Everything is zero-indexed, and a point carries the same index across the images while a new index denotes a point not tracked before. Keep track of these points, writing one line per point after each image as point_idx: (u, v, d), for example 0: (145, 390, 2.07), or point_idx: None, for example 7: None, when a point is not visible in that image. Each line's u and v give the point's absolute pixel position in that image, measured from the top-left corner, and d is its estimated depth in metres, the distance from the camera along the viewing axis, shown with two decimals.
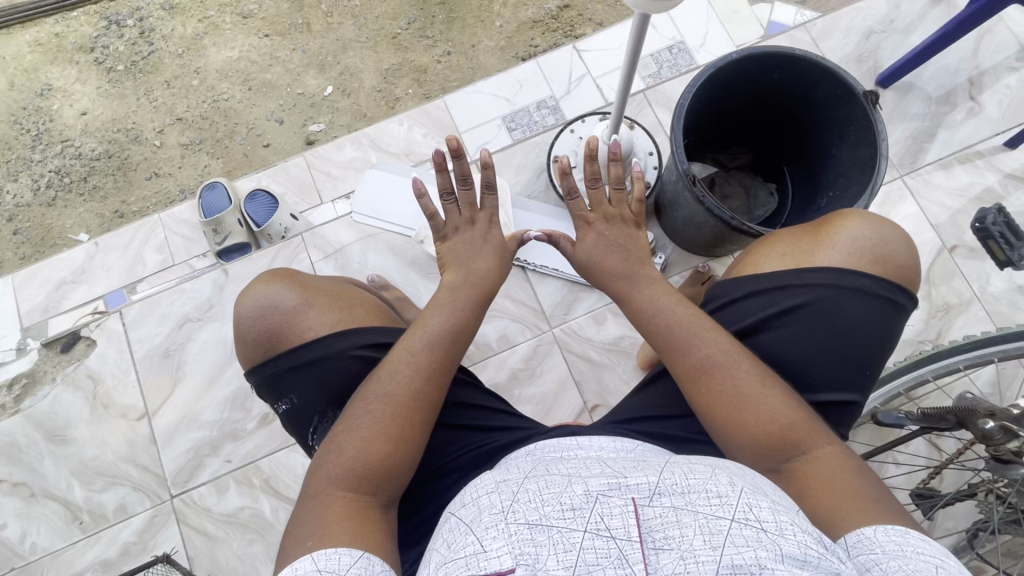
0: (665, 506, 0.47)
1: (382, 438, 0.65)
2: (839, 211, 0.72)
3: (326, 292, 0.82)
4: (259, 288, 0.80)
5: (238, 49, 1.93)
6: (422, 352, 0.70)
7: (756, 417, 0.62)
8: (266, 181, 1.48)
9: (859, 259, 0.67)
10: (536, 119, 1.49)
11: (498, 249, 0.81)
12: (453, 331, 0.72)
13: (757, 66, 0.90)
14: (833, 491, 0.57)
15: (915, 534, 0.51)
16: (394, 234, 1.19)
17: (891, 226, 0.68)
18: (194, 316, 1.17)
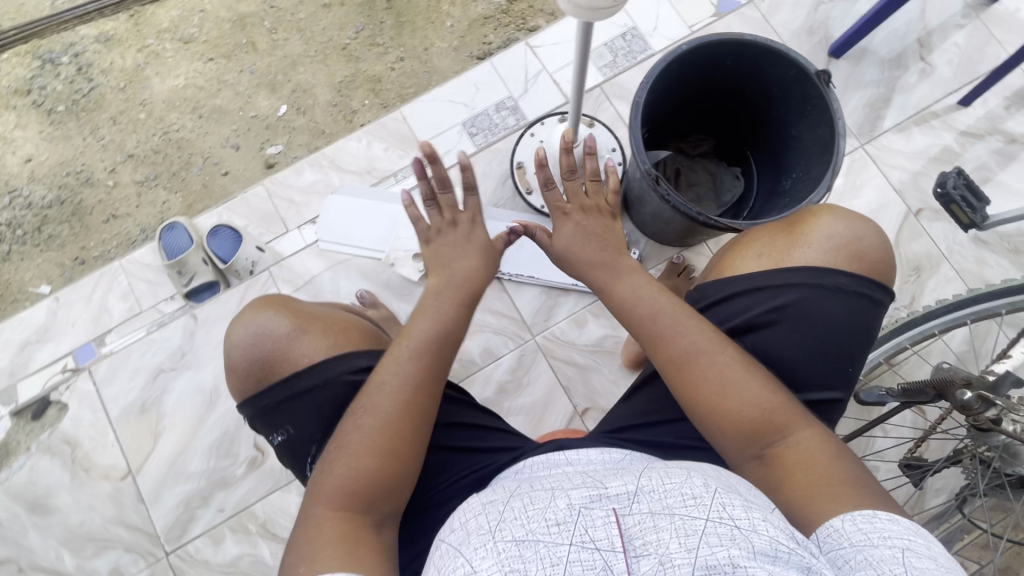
0: (645, 512, 0.47)
1: (372, 460, 0.63)
2: (811, 208, 0.72)
3: (323, 317, 0.80)
4: (249, 317, 0.77)
5: (183, 76, 1.86)
6: (409, 369, 0.67)
7: (747, 400, 0.62)
8: (227, 215, 1.43)
9: (835, 256, 0.67)
10: (497, 121, 1.47)
11: (483, 250, 0.77)
12: (440, 342, 0.70)
13: (709, 55, 0.89)
14: (815, 477, 0.57)
15: (883, 516, 0.52)
16: (364, 258, 1.16)
17: (863, 220, 0.69)
18: (167, 366, 1.13)
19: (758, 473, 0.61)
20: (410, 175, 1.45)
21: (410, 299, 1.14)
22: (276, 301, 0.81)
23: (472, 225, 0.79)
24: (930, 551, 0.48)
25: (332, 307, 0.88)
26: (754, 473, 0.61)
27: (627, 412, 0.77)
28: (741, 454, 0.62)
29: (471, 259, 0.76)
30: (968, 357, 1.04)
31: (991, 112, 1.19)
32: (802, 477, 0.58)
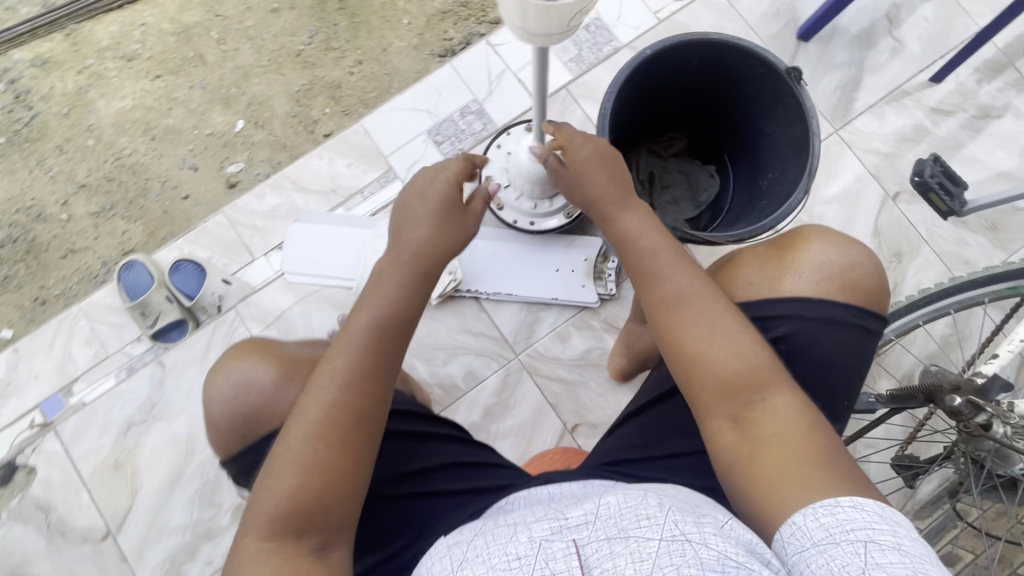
0: (602, 538, 0.49)
1: (326, 464, 0.57)
2: (803, 230, 0.69)
3: (314, 359, 0.70)
4: (234, 365, 0.68)
5: (130, 97, 1.76)
6: (364, 354, 0.62)
7: (717, 354, 0.60)
8: (189, 247, 1.36)
9: (828, 285, 0.64)
10: (463, 127, 1.41)
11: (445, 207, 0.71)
12: (397, 322, 0.65)
13: (675, 57, 0.84)
14: (783, 451, 0.55)
15: (845, 503, 0.50)
16: (334, 289, 1.12)
17: (853, 244, 0.66)
18: (138, 419, 1.08)
19: (726, 436, 0.59)
20: (378, 190, 1.39)
21: None
22: (259, 345, 0.72)
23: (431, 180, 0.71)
24: (894, 538, 0.47)
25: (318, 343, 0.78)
26: (722, 434, 0.59)
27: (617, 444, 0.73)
28: (711, 411, 0.60)
29: (427, 227, 0.69)
30: (950, 339, 1.05)
31: (962, 87, 1.17)
32: (770, 447, 0.56)
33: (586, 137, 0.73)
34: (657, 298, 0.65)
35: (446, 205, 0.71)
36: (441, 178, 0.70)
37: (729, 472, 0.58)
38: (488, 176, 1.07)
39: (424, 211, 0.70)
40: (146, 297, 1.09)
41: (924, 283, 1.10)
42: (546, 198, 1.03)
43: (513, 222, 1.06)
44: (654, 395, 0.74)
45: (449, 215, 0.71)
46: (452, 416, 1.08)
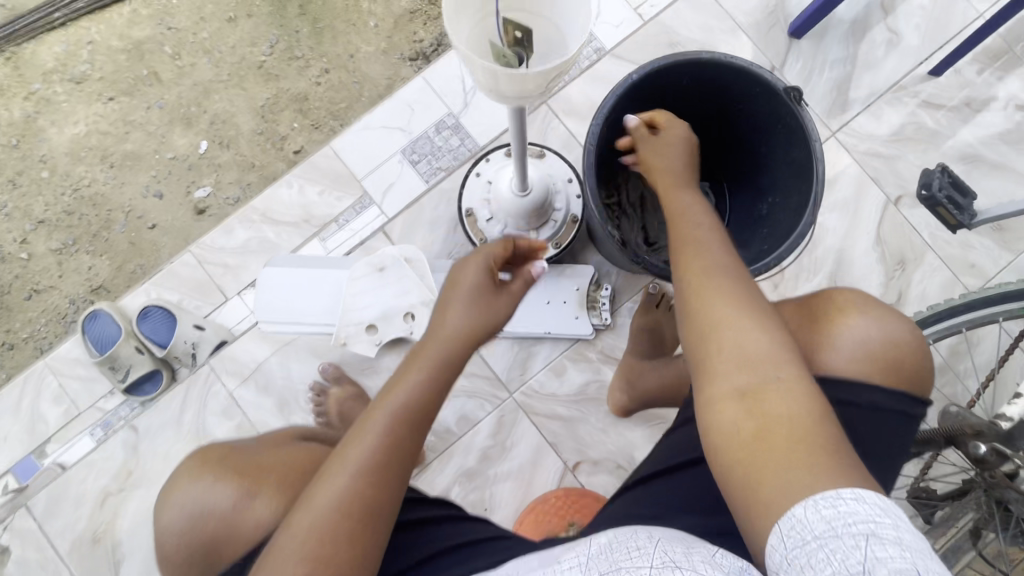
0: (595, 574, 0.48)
1: (326, 559, 0.47)
2: (839, 296, 0.61)
3: (279, 467, 0.61)
4: (185, 489, 0.61)
5: (83, 122, 1.64)
6: (387, 448, 0.51)
7: (741, 317, 0.52)
8: (157, 290, 1.28)
9: (869, 368, 0.57)
10: (439, 144, 1.31)
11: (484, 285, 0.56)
12: (428, 410, 0.53)
13: (663, 80, 0.77)
14: (791, 434, 0.46)
15: (845, 494, 0.42)
16: (312, 336, 1.05)
17: (896, 316, 0.59)
18: (115, 488, 1.02)
19: (727, 406, 0.49)
20: (354, 218, 1.29)
21: (372, 373, 1.05)
22: (220, 453, 0.64)
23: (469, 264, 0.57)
24: (896, 534, 0.40)
25: (283, 437, 0.69)
26: (723, 407, 0.50)
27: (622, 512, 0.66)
28: (717, 373, 0.51)
29: (466, 312, 0.55)
30: (958, 348, 1.03)
31: (963, 79, 1.10)
32: (776, 427, 0.46)
33: (685, 124, 0.75)
34: (696, 260, 0.58)
35: (477, 288, 0.56)
36: (473, 259, 0.56)
37: (721, 451, 0.49)
38: (469, 209, 1.00)
39: (462, 291, 0.55)
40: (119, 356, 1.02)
41: (930, 291, 1.05)
42: (532, 229, 0.96)
43: None
44: (662, 465, 0.69)
45: (487, 300, 0.56)
46: (447, 463, 1.03)
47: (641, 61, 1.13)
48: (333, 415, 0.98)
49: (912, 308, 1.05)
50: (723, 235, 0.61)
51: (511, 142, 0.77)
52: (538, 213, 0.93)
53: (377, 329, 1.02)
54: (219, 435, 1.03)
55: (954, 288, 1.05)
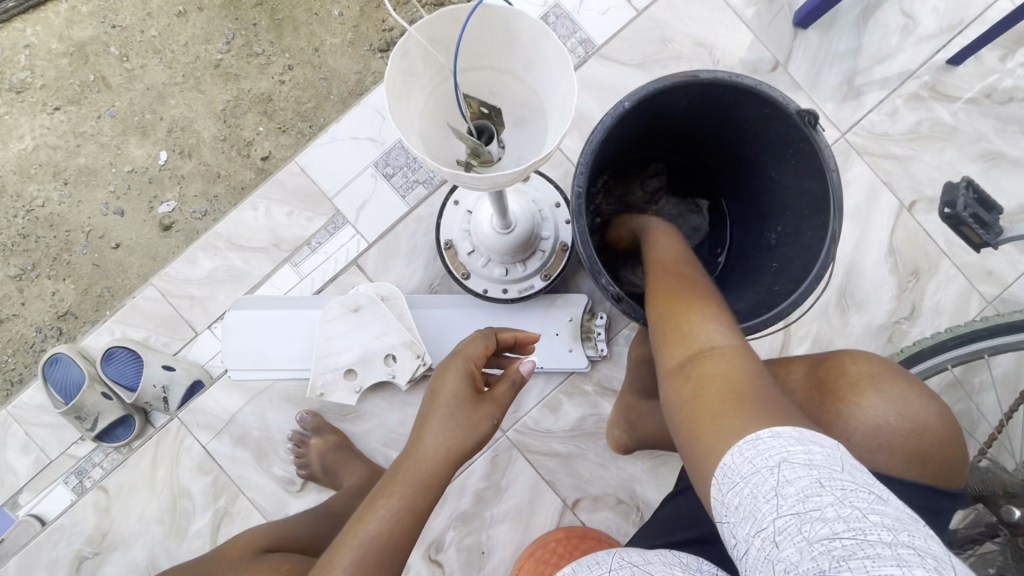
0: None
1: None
2: (850, 361, 0.57)
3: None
4: None
5: (29, 136, 1.48)
6: (366, 574, 0.49)
7: (688, 303, 0.54)
8: (121, 328, 1.18)
9: (888, 457, 0.53)
10: (416, 155, 1.14)
11: (465, 400, 0.57)
12: (408, 536, 0.53)
13: (659, 102, 0.68)
14: (729, 388, 0.45)
15: (763, 433, 0.40)
16: (289, 382, 0.99)
17: (920, 393, 0.55)
18: (91, 551, 0.97)
19: (675, 380, 0.49)
20: (327, 240, 1.14)
21: (355, 419, 0.98)
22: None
23: (449, 373, 0.59)
24: (811, 456, 0.38)
25: (241, 553, 0.71)
26: (671, 383, 0.49)
27: None
28: (668, 352, 0.51)
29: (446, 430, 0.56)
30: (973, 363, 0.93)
31: (983, 68, 1.01)
32: (715, 382, 0.46)
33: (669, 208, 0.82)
34: (660, 276, 0.61)
35: (461, 401, 0.57)
36: (452, 369, 0.59)
37: (677, 429, 0.47)
38: (448, 241, 0.92)
39: (442, 401, 0.57)
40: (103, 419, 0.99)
41: (945, 302, 0.99)
42: (518, 262, 0.89)
43: (484, 292, 0.91)
44: (651, 541, 0.65)
45: (469, 412, 0.56)
46: (440, 509, 0.97)
47: (632, 59, 1.03)
48: (317, 468, 0.92)
49: (926, 321, 0.98)
50: (688, 262, 0.63)
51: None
52: (525, 246, 0.85)
53: (356, 374, 0.95)
54: (195, 491, 0.97)
55: (971, 297, 0.99)
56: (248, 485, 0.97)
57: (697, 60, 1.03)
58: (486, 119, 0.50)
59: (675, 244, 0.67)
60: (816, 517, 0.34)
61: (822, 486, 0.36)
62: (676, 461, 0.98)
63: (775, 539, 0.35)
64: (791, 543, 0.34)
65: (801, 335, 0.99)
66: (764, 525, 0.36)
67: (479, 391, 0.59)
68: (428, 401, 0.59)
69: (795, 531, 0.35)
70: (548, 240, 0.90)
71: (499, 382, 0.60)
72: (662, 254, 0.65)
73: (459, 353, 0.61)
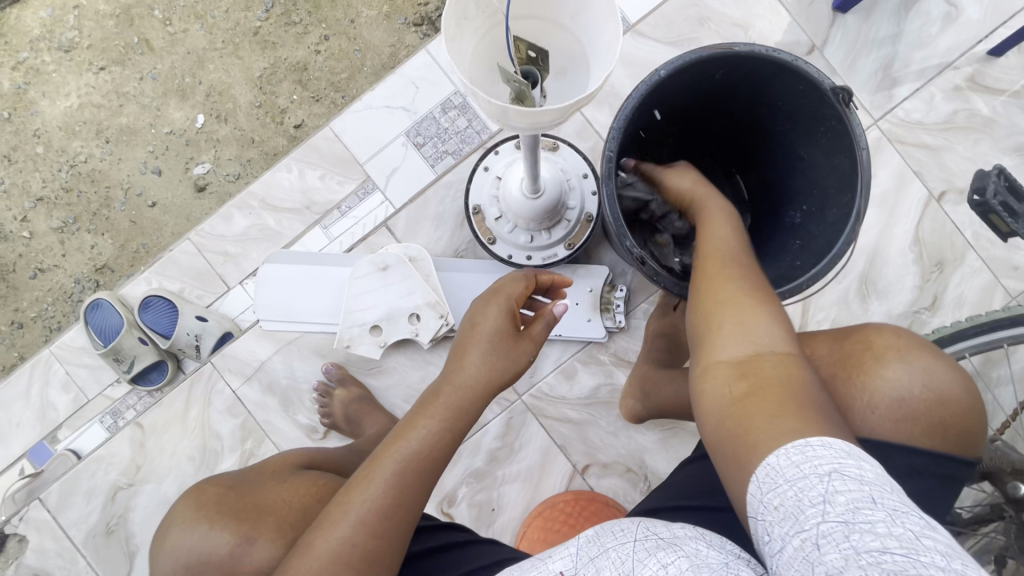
0: (587, 560, 0.47)
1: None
2: (878, 336, 0.56)
3: (273, 502, 0.56)
4: (179, 528, 0.54)
5: (75, 95, 1.54)
6: (403, 485, 0.52)
7: (745, 299, 0.55)
8: (157, 280, 1.23)
9: (913, 426, 0.53)
10: (445, 126, 1.17)
11: (506, 332, 0.58)
12: (442, 456, 0.55)
13: (693, 74, 0.70)
14: (780, 395, 0.47)
15: (814, 441, 0.42)
16: (317, 335, 1.03)
17: (944, 363, 0.55)
18: (124, 483, 1.04)
19: (722, 374, 0.51)
20: (356, 205, 1.17)
21: (378, 373, 1.02)
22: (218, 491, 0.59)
23: (487, 307, 0.60)
24: (862, 472, 0.40)
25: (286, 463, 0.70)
26: (715, 379, 0.51)
27: None
28: (714, 346, 0.53)
29: (485, 362, 0.58)
30: (992, 355, 0.93)
31: None
32: (766, 388, 0.48)
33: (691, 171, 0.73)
34: (708, 263, 0.60)
35: (501, 337, 0.58)
36: (494, 306, 0.59)
37: (711, 420, 0.49)
38: (476, 206, 0.94)
39: (481, 334, 0.58)
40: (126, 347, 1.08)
41: (968, 294, 0.98)
42: (544, 230, 0.91)
43: (508, 257, 0.94)
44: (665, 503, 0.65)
45: (507, 349, 0.58)
46: (454, 465, 1.01)
47: (666, 37, 1.03)
48: (340, 418, 0.96)
49: (947, 313, 0.98)
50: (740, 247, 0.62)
51: (522, 141, 0.69)
52: (549, 213, 0.87)
53: (381, 330, 0.98)
54: (223, 432, 1.02)
55: (995, 292, 0.98)
56: (273, 431, 1.02)
57: (732, 40, 1.03)
58: (532, 64, 0.52)
59: (733, 223, 0.65)
60: (866, 529, 0.35)
61: (875, 502, 0.37)
62: (686, 433, 1.00)
63: (818, 541, 0.36)
64: (835, 549, 0.35)
65: (819, 318, 1.00)
66: (806, 527, 0.37)
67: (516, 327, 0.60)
68: (465, 331, 0.60)
69: (841, 538, 0.36)
70: (574, 210, 0.92)
71: (535, 320, 0.61)
72: (713, 237, 0.63)
73: (500, 288, 0.62)
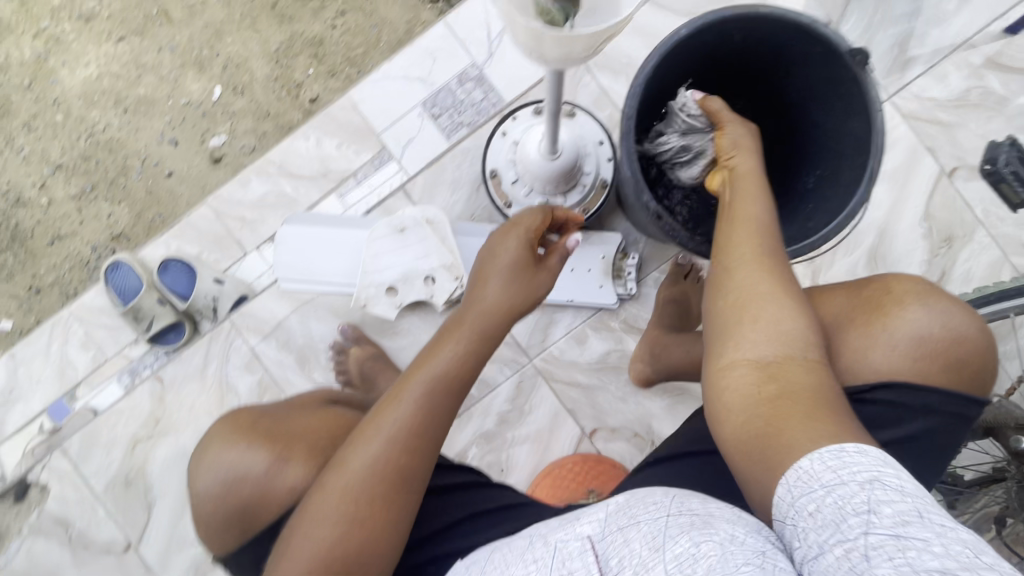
0: (615, 529, 0.48)
1: (368, 517, 0.53)
2: (896, 283, 0.58)
3: (304, 431, 0.61)
4: (220, 452, 0.60)
5: (93, 64, 1.49)
6: (428, 404, 0.57)
7: (774, 295, 0.53)
8: (176, 244, 1.20)
9: (929, 367, 0.55)
10: (461, 98, 1.18)
11: (523, 257, 0.62)
12: (462, 377, 0.59)
13: (713, 36, 0.71)
14: (808, 402, 0.47)
15: (849, 448, 0.42)
16: (331, 296, 1.07)
17: (958, 306, 0.56)
18: (143, 436, 1.09)
19: (747, 376, 0.50)
20: (371, 174, 1.19)
21: (392, 334, 1.05)
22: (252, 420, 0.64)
23: (504, 237, 0.63)
24: (899, 480, 0.41)
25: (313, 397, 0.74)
26: (739, 379, 0.51)
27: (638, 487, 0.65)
28: (741, 343, 0.52)
29: (505, 286, 0.61)
30: (998, 329, 0.94)
31: None
32: (795, 396, 0.48)
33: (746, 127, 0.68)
34: (729, 246, 0.58)
35: (519, 267, 0.62)
36: (512, 237, 0.63)
37: (734, 417, 0.49)
38: (493, 169, 0.96)
39: (500, 265, 0.62)
40: (138, 302, 1.10)
41: (975, 270, 1.00)
42: (559, 194, 0.93)
43: None
44: (676, 451, 0.68)
45: (525, 279, 0.62)
46: (465, 425, 1.03)
47: (684, 9, 1.05)
48: (355, 375, 0.98)
49: (955, 288, 1.00)
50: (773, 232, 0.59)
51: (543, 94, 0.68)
52: (565, 177, 0.89)
53: (397, 292, 1.01)
54: (241, 388, 1.07)
55: (1003, 268, 0.99)
56: (287, 385, 1.06)
57: None
58: None
59: (767, 202, 0.61)
60: (918, 545, 0.36)
61: (921, 516, 0.38)
62: (693, 399, 1.02)
63: (866, 553, 0.37)
64: (886, 562, 0.36)
65: None
66: (852, 538, 0.38)
67: (534, 258, 0.64)
68: (482, 260, 0.64)
69: (892, 552, 0.36)
70: (589, 176, 0.93)
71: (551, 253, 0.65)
72: (740, 219, 0.59)
73: (517, 222, 0.65)
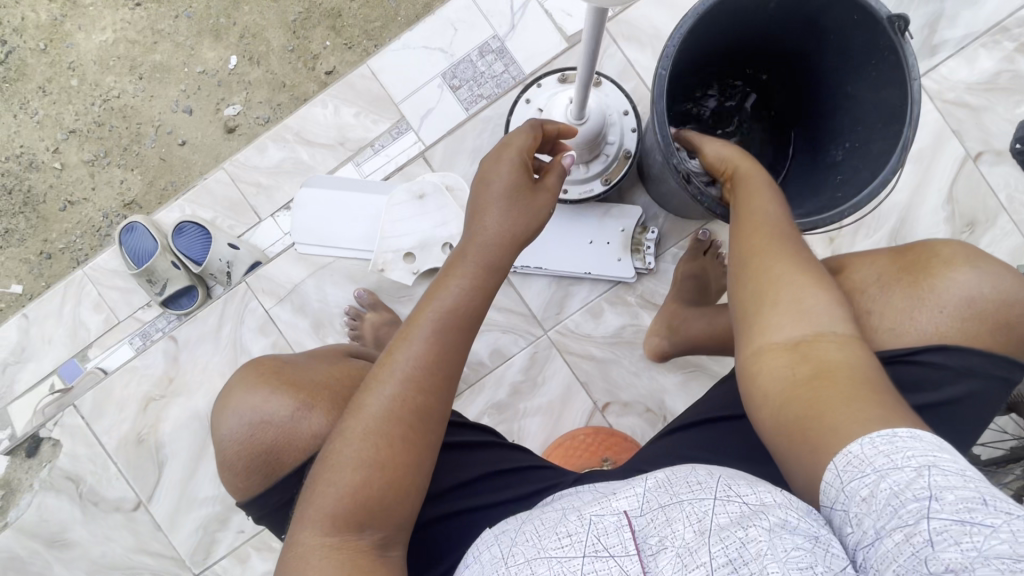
0: (655, 506, 0.46)
1: (388, 459, 0.54)
2: (943, 245, 0.58)
3: (324, 381, 0.65)
4: (241, 398, 0.64)
5: (110, 29, 1.44)
6: (439, 343, 0.57)
7: (803, 280, 0.51)
8: (191, 209, 1.18)
9: (974, 327, 0.55)
10: (482, 70, 1.16)
11: (517, 178, 0.62)
12: (469, 310, 0.59)
13: (748, 2, 0.70)
14: (845, 385, 0.45)
15: (903, 433, 0.41)
16: (349, 261, 1.08)
17: (1010, 273, 0.56)
18: (156, 395, 1.10)
19: (775, 358, 0.49)
20: (390, 143, 1.16)
21: (407, 302, 1.06)
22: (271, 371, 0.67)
23: (495, 164, 0.63)
24: (958, 466, 0.38)
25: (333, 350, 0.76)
26: (767, 363, 0.49)
27: (672, 452, 0.65)
28: (768, 327, 0.50)
29: (503, 214, 0.61)
30: None
31: None
32: (829, 379, 0.46)
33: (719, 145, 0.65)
34: (745, 232, 0.57)
35: (516, 192, 0.61)
36: (504, 163, 0.62)
37: (767, 406, 0.48)
38: None
39: (495, 192, 0.61)
40: (152, 264, 1.10)
41: (998, 255, 0.99)
42: (581, 163, 0.92)
43: None
44: (702, 417, 0.67)
45: (524, 203, 0.62)
46: (478, 395, 1.03)
47: None
48: (370, 339, 0.99)
49: None
50: (780, 219, 0.57)
51: (582, 32, 0.63)
52: (587, 145, 0.88)
53: (415, 258, 1.03)
54: (254, 350, 1.08)
55: None
56: (302, 349, 1.07)
57: None
58: None
59: (770, 196, 0.59)
60: (987, 532, 0.34)
61: (988, 503, 0.35)
62: (708, 376, 1.02)
63: (932, 540, 0.35)
64: (955, 550, 0.34)
65: None
66: (916, 526, 0.36)
67: (530, 181, 0.63)
68: (475, 193, 0.63)
69: (960, 539, 0.34)
70: (611, 146, 0.92)
71: (548, 173, 0.65)
72: (744, 212, 0.58)
73: (507, 145, 0.64)
